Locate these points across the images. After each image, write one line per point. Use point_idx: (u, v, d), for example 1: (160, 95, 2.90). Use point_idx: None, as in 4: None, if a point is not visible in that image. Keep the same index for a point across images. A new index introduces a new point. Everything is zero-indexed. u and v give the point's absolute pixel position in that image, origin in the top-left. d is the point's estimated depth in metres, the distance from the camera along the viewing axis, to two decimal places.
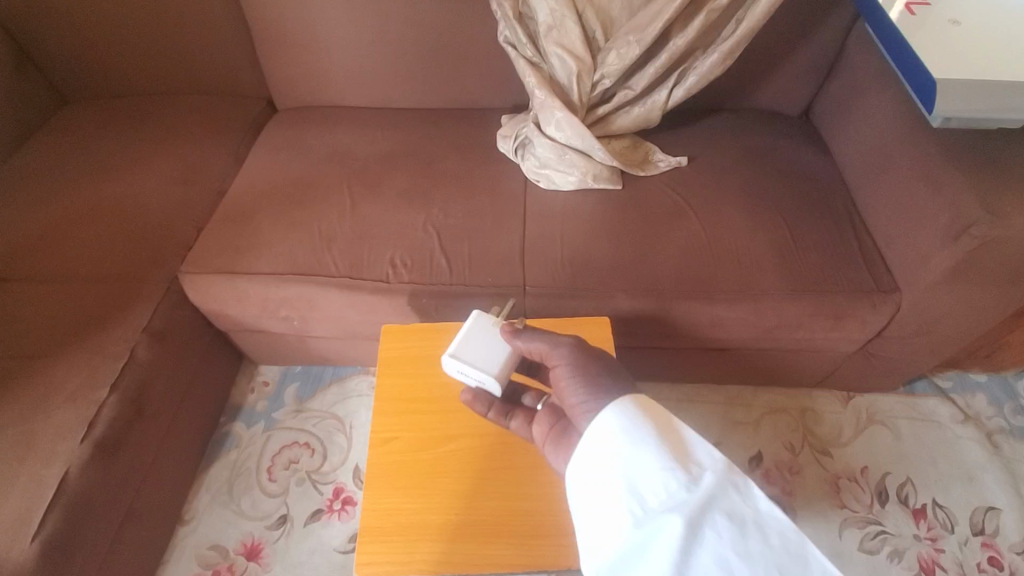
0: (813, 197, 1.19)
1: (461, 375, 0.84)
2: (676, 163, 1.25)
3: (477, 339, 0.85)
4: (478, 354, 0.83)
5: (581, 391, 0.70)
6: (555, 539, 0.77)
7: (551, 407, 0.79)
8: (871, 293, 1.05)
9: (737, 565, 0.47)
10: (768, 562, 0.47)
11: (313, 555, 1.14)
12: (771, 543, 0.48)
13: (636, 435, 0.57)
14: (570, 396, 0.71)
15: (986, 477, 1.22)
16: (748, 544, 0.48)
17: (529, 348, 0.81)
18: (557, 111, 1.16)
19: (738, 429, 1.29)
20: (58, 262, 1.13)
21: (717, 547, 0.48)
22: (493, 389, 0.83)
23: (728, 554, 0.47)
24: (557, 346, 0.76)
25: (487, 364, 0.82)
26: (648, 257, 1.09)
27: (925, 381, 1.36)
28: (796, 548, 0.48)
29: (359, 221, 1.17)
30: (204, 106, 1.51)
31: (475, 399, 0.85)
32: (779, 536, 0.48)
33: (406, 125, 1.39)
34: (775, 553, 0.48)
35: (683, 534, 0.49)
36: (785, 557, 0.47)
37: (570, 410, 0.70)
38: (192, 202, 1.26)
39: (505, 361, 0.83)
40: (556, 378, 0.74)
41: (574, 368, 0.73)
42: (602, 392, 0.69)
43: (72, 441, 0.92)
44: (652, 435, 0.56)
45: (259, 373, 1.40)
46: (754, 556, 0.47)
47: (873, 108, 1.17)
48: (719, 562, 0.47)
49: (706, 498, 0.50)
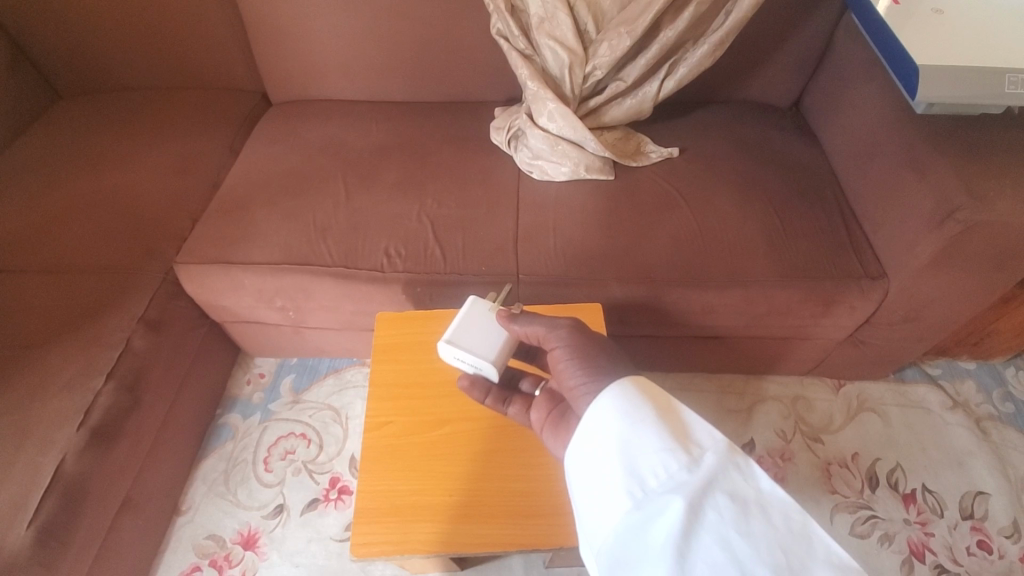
0: (804, 186, 1.20)
1: (458, 360, 0.85)
2: (667, 154, 1.26)
3: (474, 326, 0.86)
4: (474, 341, 0.84)
5: (579, 374, 0.71)
6: (548, 518, 0.78)
7: (550, 392, 0.79)
8: (859, 279, 1.07)
9: (739, 545, 0.48)
10: (772, 543, 0.48)
11: (309, 544, 1.15)
12: (772, 523, 0.49)
13: (636, 420, 0.58)
14: (568, 379, 0.72)
15: (975, 462, 1.23)
16: (750, 524, 0.49)
17: (527, 333, 0.81)
18: (550, 103, 1.17)
19: (731, 416, 1.30)
20: (54, 252, 1.14)
21: (719, 528, 0.49)
22: (491, 373, 0.83)
23: (730, 534, 0.49)
24: (554, 330, 0.77)
25: (485, 350, 0.83)
26: (639, 245, 1.11)
27: (914, 368, 1.38)
28: (798, 526, 0.49)
29: (355, 211, 1.18)
30: (198, 98, 1.52)
31: (473, 385, 0.85)
32: (782, 516, 0.50)
33: (399, 118, 1.40)
34: (778, 532, 0.49)
35: (685, 515, 0.50)
36: (788, 536, 0.48)
37: (569, 393, 0.71)
38: (187, 193, 1.27)
39: (501, 347, 0.83)
40: (554, 361, 0.75)
41: (571, 351, 0.73)
42: (599, 375, 0.70)
43: (69, 428, 0.92)
44: (652, 420, 0.57)
45: (255, 365, 1.41)
46: (757, 536, 0.48)
47: (860, 98, 1.19)
48: (721, 542, 0.48)
49: (707, 480, 0.52)
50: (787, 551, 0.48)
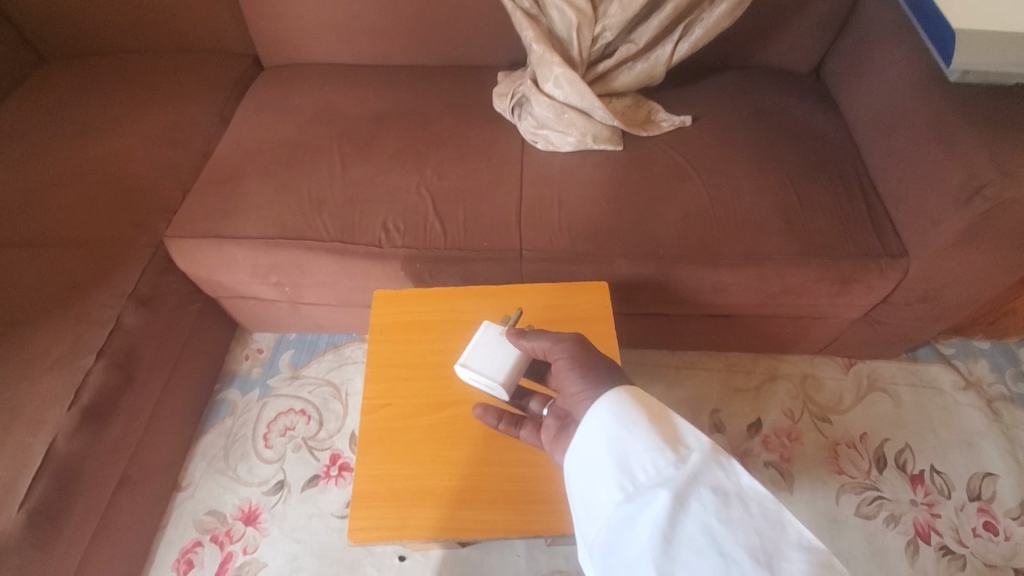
0: (822, 158, 1.14)
1: (470, 381, 0.82)
2: (679, 122, 1.20)
3: (486, 344, 0.81)
4: (485, 362, 0.80)
5: (580, 381, 0.67)
6: (549, 504, 0.76)
7: (557, 411, 0.74)
8: (878, 257, 1.02)
9: (720, 533, 0.45)
10: (749, 528, 0.45)
11: (311, 519, 1.14)
12: (750, 510, 0.46)
13: (626, 422, 0.55)
14: (569, 385, 0.68)
15: (984, 443, 1.21)
16: (729, 512, 0.46)
17: (534, 348, 0.76)
18: (556, 67, 1.11)
19: (738, 395, 1.28)
20: (40, 225, 1.10)
21: (701, 518, 0.46)
22: (501, 395, 0.80)
23: (711, 523, 0.46)
24: (560, 341, 0.73)
25: (494, 372, 0.79)
26: (649, 219, 1.06)
27: (928, 348, 1.35)
28: (774, 513, 0.46)
29: (351, 183, 1.13)
30: (187, 62, 1.44)
31: (485, 412, 0.80)
32: (758, 504, 0.47)
33: (397, 83, 1.33)
34: (755, 518, 0.46)
35: (669, 506, 0.47)
36: (764, 523, 0.46)
37: (569, 400, 0.68)
38: (177, 163, 1.22)
39: (512, 368, 0.79)
40: (557, 371, 0.71)
41: (574, 360, 0.70)
42: (602, 383, 0.66)
43: (59, 408, 0.90)
44: (641, 421, 0.55)
45: (253, 340, 1.38)
46: (736, 523, 0.45)
47: (884, 65, 1.12)
48: (702, 531, 0.46)
49: (690, 472, 0.49)
50: (763, 536, 0.45)
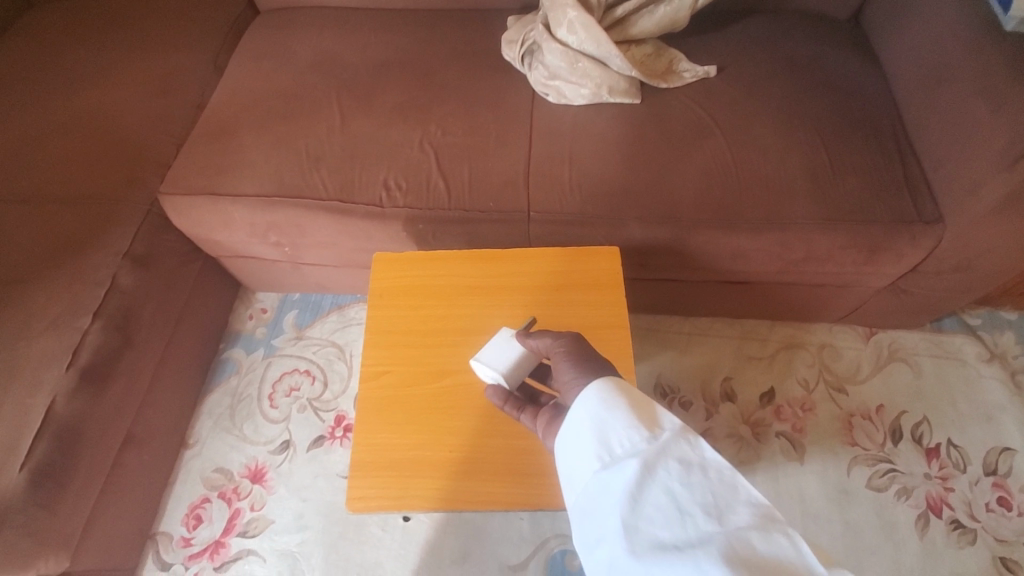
0: (858, 114, 1.05)
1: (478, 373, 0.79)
2: (702, 73, 1.11)
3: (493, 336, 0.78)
4: (490, 353, 0.76)
5: (573, 368, 0.64)
6: (552, 479, 0.74)
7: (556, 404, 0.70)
8: (912, 224, 0.95)
9: (681, 493, 0.44)
10: (707, 488, 0.44)
11: (316, 479, 1.15)
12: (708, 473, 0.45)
13: (606, 399, 0.53)
14: (562, 373, 0.65)
15: (1004, 417, 1.17)
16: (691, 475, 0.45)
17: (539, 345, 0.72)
18: (570, 10, 1.03)
19: (751, 364, 1.24)
20: (31, 181, 1.06)
21: (665, 481, 0.45)
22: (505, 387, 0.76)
23: (673, 485, 0.44)
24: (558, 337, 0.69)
25: (497, 363, 0.75)
26: (666, 179, 0.99)
27: (953, 318, 1.29)
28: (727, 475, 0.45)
29: (350, 138, 1.07)
30: (179, 5, 1.36)
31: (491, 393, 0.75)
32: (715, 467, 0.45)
33: (400, 29, 1.24)
34: (712, 479, 0.44)
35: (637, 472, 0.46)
36: (720, 483, 0.44)
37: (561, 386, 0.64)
38: (169, 115, 1.16)
39: (516, 360, 0.75)
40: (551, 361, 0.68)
41: (569, 349, 0.67)
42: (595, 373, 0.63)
43: (57, 370, 0.89)
44: (622, 398, 0.53)
45: (257, 300, 1.36)
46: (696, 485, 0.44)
47: (931, 10, 1.03)
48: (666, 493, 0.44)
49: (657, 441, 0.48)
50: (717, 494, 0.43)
